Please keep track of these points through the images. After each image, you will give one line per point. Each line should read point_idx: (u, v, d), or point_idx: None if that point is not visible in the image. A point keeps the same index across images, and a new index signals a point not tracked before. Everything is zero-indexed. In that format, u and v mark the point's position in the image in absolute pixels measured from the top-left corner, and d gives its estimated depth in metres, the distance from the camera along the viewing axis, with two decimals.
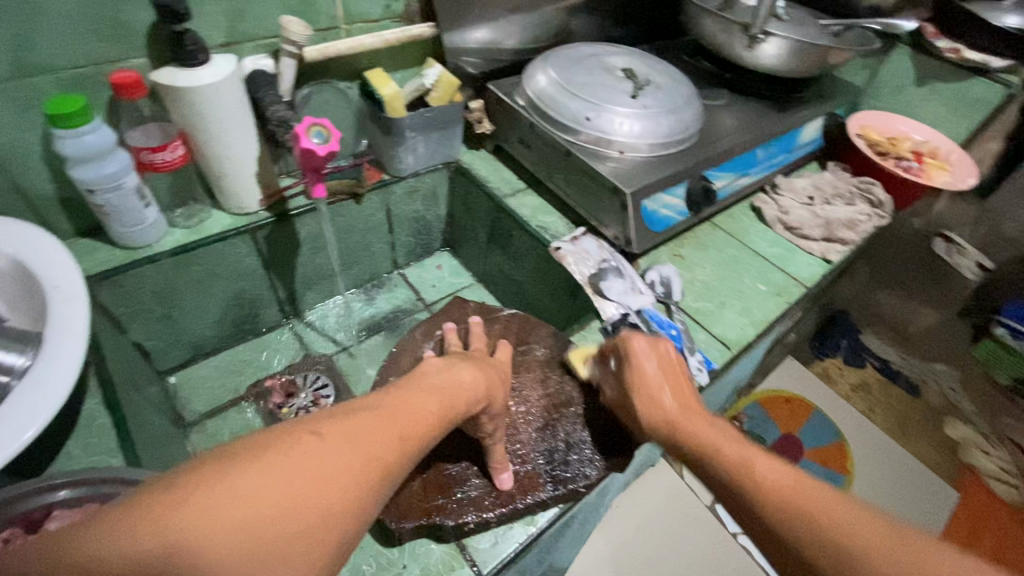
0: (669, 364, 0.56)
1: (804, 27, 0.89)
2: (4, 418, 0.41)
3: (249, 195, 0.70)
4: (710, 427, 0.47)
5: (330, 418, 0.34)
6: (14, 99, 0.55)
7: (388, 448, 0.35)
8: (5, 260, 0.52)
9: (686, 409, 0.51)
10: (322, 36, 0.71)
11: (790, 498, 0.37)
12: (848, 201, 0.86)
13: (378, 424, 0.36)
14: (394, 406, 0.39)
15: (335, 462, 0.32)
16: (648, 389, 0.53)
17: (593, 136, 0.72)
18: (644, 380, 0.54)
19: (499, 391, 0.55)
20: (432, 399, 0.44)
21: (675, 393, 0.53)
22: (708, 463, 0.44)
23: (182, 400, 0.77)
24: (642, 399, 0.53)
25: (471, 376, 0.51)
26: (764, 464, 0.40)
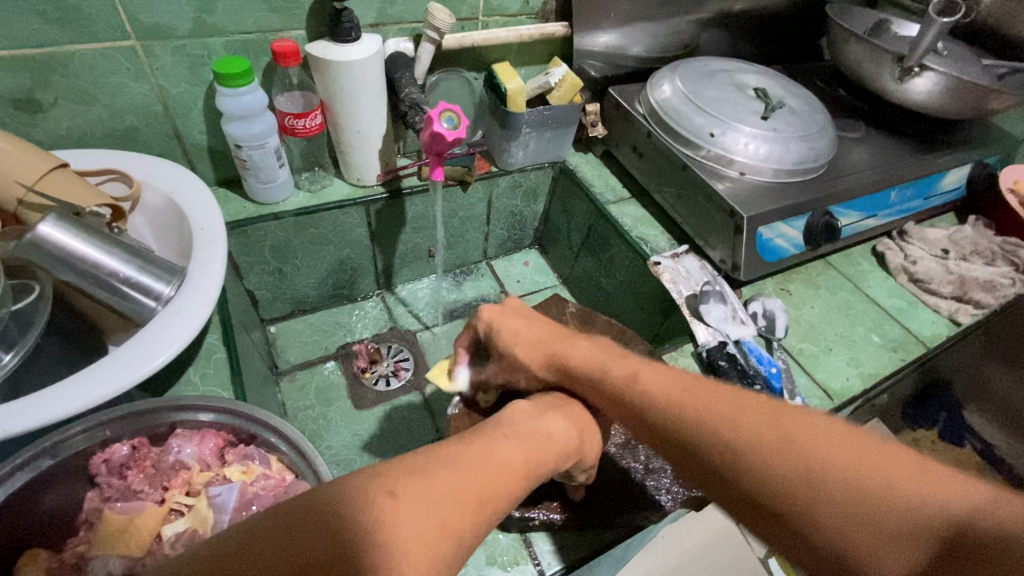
0: (525, 316, 0.55)
1: (965, 64, 0.81)
2: (147, 339, 0.45)
3: (369, 169, 0.74)
4: (609, 359, 0.46)
5: (405, 471, 0.31)
6: (190, 56, 0.60)
7: (464, 516, 0.31)
8: (163, 198, 0.58)
9: (558, 340, 0.51)
10: (461, 25, 0.73)
11: (693, 411, 0.37)
12: (988, 261, 0.77)
13: (452, 482, 0.31)
14: (478, 456, 0.34)
15: (409, 524, 0.28)
16: (517, 342, 0.52)
17: (714, 153, 0.69)
18: (516, 342, 0.53)
19: (593, 443, 0.48)
20: (516, 451, 0.37)
21: (548, 334, 0.52)
22: (611, 386, 0.44)
23: (278, 348, 0.83)
24: (518, 353, 0.52)
25: (562, 432, 0.43)
26: (660, 380, 0.41)
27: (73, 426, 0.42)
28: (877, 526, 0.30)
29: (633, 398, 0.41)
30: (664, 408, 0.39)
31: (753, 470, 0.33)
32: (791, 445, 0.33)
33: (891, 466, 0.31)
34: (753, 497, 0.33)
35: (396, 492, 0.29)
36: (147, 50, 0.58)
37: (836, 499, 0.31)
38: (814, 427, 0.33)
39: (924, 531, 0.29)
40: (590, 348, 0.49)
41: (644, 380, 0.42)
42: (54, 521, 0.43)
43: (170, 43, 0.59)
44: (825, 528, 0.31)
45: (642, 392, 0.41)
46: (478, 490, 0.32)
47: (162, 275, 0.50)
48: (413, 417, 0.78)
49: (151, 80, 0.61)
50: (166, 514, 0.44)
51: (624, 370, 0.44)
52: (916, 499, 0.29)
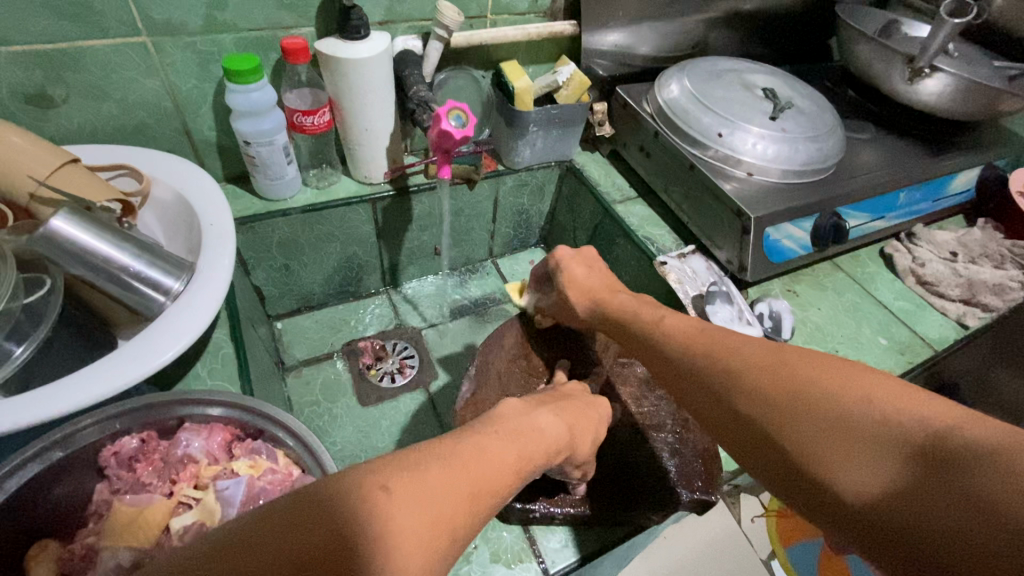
0: (590, 262, 0.63)
1: (976, 66, 0.80)
2: (156, 333, 0.45)
3: (376, 166, 0.74)
4: (646, 311, 0.52)
5: (400, 465, 0.31)
6: (200, 52, 0.61)
7: (456, 515, 0.30)
8: (172, 193, 0.59)
9: (605, 289, 0.59)
10: (470, 24, 0.73)
11: (710, 350, 0.41)
12: (998, 264, 0.77)
13: (446, 480, 0.31)
14: (473, 451, 0.35)
15: (404, 522, 0.28)
16: (574, 279, 0.61)
17: (722, 153, 0.69)
18: (575, 279, 0.60)
19: (586, 438, 0.48)
20: (508, 448, 0.37)
21: (603, 283, 0.60)
22: (643, 335, 0.49)
23: (284, 344, 0.83)
24: (574, 291, 0.60)
25: (553, 429, 0.43)
26: (691, 330, 0.45)
27: (83, 419, 0.42)
28: (849, 432, 0.31)
29: (661, 341, 0.46)
30: (686, 352, 0.43)
31: (745, 388, 0.36)
32: (786, 368, 0.35)
33: (878, 387, 0.32)
34: (746, 416, 0.36)
35: (390, 490, 0.29)
36: (158, 46, 0.58)
37: (819, 412, 0.32)
38: (808, 357, 0.36)
39: (899, 442, 0.29)
40: (627, 299, 0.56)
41: (674, 330, 0.46)
42: (63, 512, 0.44)
43: (180, 39, 0.59)
44: (803, 434, 0.32)
45: (672, 339, 0.45)
46: (470, 488, 0.32)
47: (171, 271, 0.50)
48: (418, 414, 0.78)
49: (162, 76, 0.61)
50: (173, 507, 0.45)
51: (658, 321, 0.49)
52: (896, 415, 0.30)
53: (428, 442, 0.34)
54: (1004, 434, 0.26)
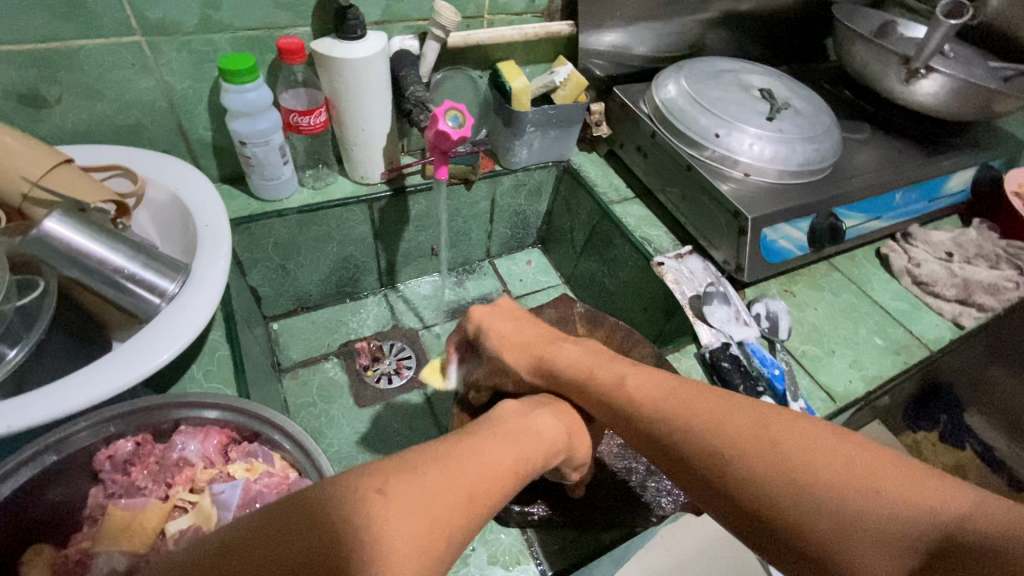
0: (519, 316, 0.54)
1: (971, 66, 0.80)
2: (151, 335, 0.45)
3: (373, 166, 0.74)
4: (601, 363, 0.47)
5: (396, 469, 0.31)
6: (195, 51, 0.60)
7: (454, 513, 0.30)
8: (168, 194, 0.58)
9: (545, 341, 0.51)
10: (467, 24, 0.73)
11: (687, 419, 0.38)
12: (992, 264, 0.77)
13: (442, 480, 0.31)
14: (469, 453, 0.34)
15: (400, 529, 0.28)
16: (503, 339, 0.51)
17: (719, 154, 0.69)
18: (502, 340, 0.52)
19: (583, 444, 0.47)
20: (502, 449, 0.37)
21: (537, 334, 0.52)
22: (603, 394, 0.44)
23: (280, 345, 0.83)
24: (505, 352, 0.51)
25: (550, 428, 0.43)
26: (653, 387, 0.42)
27: (78, 422, 0.42)
28: (860, 526, 0.30)
29: (625, 403, 0.42)
30: (664, 418, 0.40)
31: (745, 473, 0.34)
32: (784, 454, 0.34)
33: (874, 471, 0.32)
34: (746, 500, 0.34)
35: (384, 494, 0.29)
36: (153, 46, 0.58)
37: (819, 503, 0.31)
38: (803, 435, 0.35)
39: (908, 535, 0.29)
40: (575, 348, 0.49)
41: (639, 388, 0.43)
42: (58, 516, 0.43)
43: (176, 39, 0.58)
44: (814, 527, 0.31)
45: (643, 399, 0.42)
46: (468, 488, 0.32)
47: (167, 272, 0.50)
48: (416, 415, 0.78)
49: (157, 76, 0.61)
50: (170, 511, 0.44)
51: (615, 374, 0.45)
52: (899, 503, 0.30)
53: (423, 445, 0.34)
54: (1005, 520, 0.28)
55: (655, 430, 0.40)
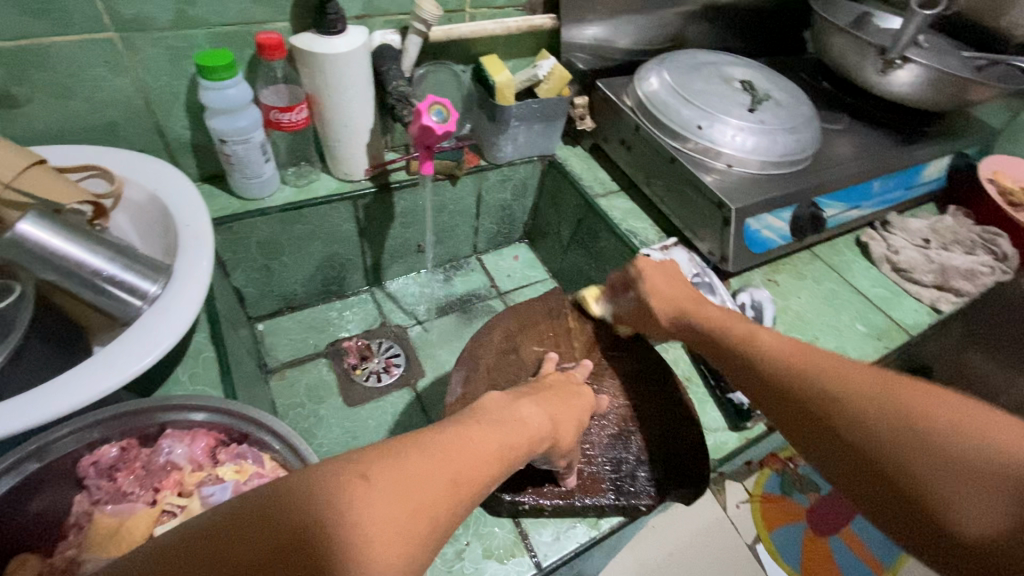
0: (673, 274, 0.59)
1: (945, 56, 0.82)
2: (133, 338, 0.44)
3: (356, 163, 0.73)
4: (734, 323, 0.49)
5: (379, 455, 0.30)
6: (171, 48, 0.59)
7: (438, 500, 0.30)
8: (147, 195, 0.57)
9: (693, 303, 0.55)
10: (448, 18, 0.72)
11: (807, 364, 0.40)
12: (968, 250, 0.79)
13: (427, 466, 0.31)
14: (455, 441, 0.34)
15: (380, 518, 0.27)
16: (655, 291, 0.57)
17: (702, 145, 0.70)
18: (654, 290, 0.57)
19: (569, 429, 0.47)
20: (489, 437, 0.37)
21: (685, 294, 0.56)
22: (728, 346, 0.47)
23: (266, 346, 0.82)
24: (655, 301, 0.57)
25: (535, 417, 0.43)
26: (779, 342, 0.44)
27: (61, 427, 0.41)
28: (960, 467, 0.31)
29: (750, 352, 0.45)
30: (775, 364, 0.42)
31: (851, 409, 0.36)
32: (897, 398, 0.35)
33: (985, 424, 0.32)
34: (844, 433, 0.36)
35: (366, 481, 0.28)
36: (127, 42, 0.57)
37: (922, 441, 0.33)
38: (917, 385, 0.36)
39: (1006, 478, 0.30)
40: (722, 313, 0.52)
41: (761, 338, 0.45)
42: (43, 524, 0.43)
43: (150, 35, 0.57)
44: (909, 463, 0.33)
45: (759, 349, 0.44)
46: (452, 475, 0.32)
47: (148, 274, 0.49)
48: (406, 413, 0.78)
49: (132, 74, 0.59)
50: (158, 516, 0.44)
51: (746, 330, 0.47)
52: (1000, 450, 0.31)
53: (411, 432, 0.33)
54: None
55: (767, 376, 0.42)
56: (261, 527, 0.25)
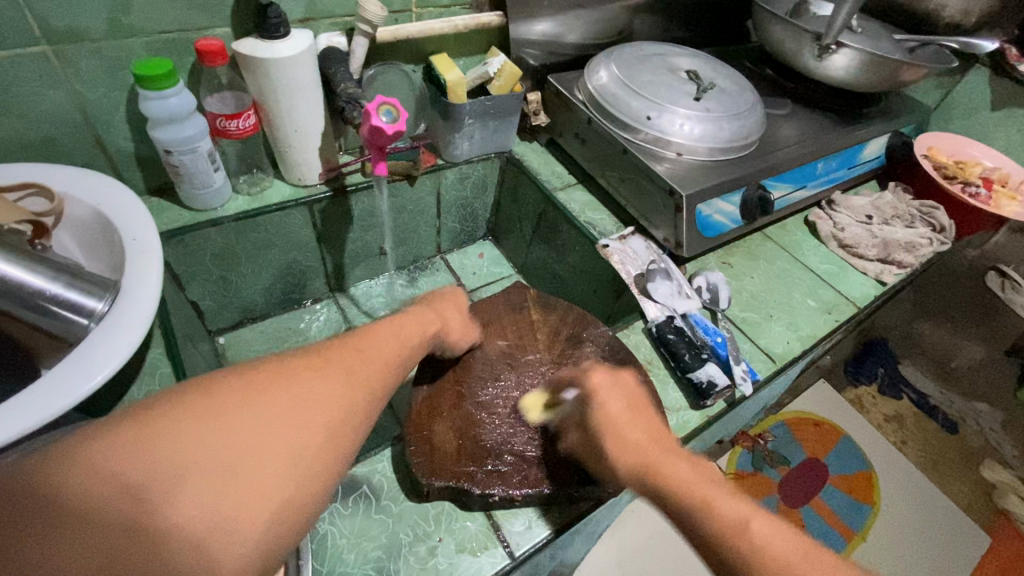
0: (635, 401, 0.46)
1: (878, 40, 0.85)
2: (80, 358, 0.43)
3: (309, 168, 0.73)
4: (711, 489, 0.36)
5: (318, 350, 0.34)
6: (106, 58, 0.57)
7: (371, 374, 0.35)
8: (90, 211, 0.56)
9: (658, 449, 0.41)
10: (395, 18, 0.72)
11: None
12: (908, 223, 0.83)
13: (355, 356, 0.35)
14: (370, 335, 0.39)
15: (265, 431, 0.27)
16: (615, 429, 0.43)
17: (652, 135, 0.72)
18: (610, 426, 0.43)
19: (454, 316, 0.52)
20: (383, 356, 0.37)
21: (649, 438, 0.42)
22: (711, 535, 0.34)
23: (229, 359, 0.80)
24: (615, 445, 0.42)
25: (422, 318, 0.47)
26: (787, 546, 0.33)
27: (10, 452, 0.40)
28: None
29: (741, 554, 0.33)
30: None
31: None
32: None
33: None
34: None
35: (248, 392, 0.28)
36: (61, 55, 0.55)
37: None
38: None
39: None
40: (699, 470, 0.38)
41: (761, 534, 0.33)
42: None
43: (84, 46, 0.55)
44: None
45: (763, 556, 0.32)
46: (346, 395, 0.32)
47: (94, 291, 0.47)
48: None
49: (66, 86, 0.57)
50: None
51: (730, 509, 0.35)
52: None
53: (304, 348, 0.34)
54: None
55: None
56: (190, 410, 0.27)
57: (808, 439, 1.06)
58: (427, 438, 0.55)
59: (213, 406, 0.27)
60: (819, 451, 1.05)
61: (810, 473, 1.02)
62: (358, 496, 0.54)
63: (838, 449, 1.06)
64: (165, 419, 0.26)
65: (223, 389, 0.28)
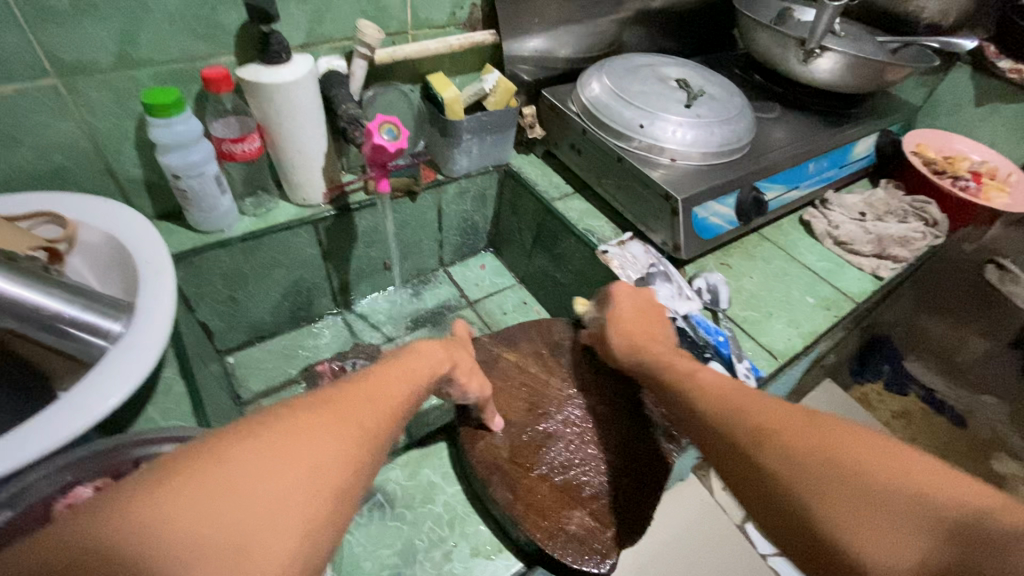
0: (646, 305, 0.61)
1: (861, 42, 0.88)
2: (99, 379, 0.44)
3: (313, 188, 0.74)
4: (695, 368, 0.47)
5: (318, 400, 0.32)
6: (115, 89, 0.60)
7: (374, 421, 0.33)
8: (101, 236, 0.57)
9: (648, 337, 0.57)
10: (391, 41, 0.74)
11: (722, 398, 0.41)
12: (901, 219, 0.85)
13: (357, 399, 0.34)
14: (375, 379, 0.37)
15: (276, 500, 0.26)
16: (620, 322, 0.59)
17: (645, 143, 0.73)
18: (616, 320, 0.60)
19: (460, 357, 0.50)
20: (393, 400, 0.36)
21: (643, 333, 0.58)
22: (670, 385, 0.47)
23: (238, 378, 0.81)
24: (614, 330, 0.59)
25: (430, 350, 0.45)
26: (715, 379, 0.44)
27: (31, 473, 0.41)
28: (866, 494, 0.31)
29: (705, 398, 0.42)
30: (704, 396, 0.42)
31: (768, 438, 0.36)
32: (809, 428, 0.35)
33: (911, 462, 0.32)
34: (758, 461, 0.35)
35: (256, 457, 0.27)
36: (70, 87, 0.57)
37: (839, 474, 0.32)
38: (838, 422, 0.35)
39: (919, 514, 0.29)
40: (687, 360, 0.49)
41: (700, 376, 0.45)
42: None
43: (93, 77, 0.57)
44: (828, 493, 0.32)
45: (694, 383, 0.45)
46: (354, 449, 0.31)
47: (110, 313, 0.49)
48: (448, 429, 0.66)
49: (76, 117, 0.59)
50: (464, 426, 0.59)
51: (685, 367, 0.48)
52: (914, 480, 0.31)
53: (308, 398, 0.32)
54: (1010, 518, 0.28)
55: (689, 401, 0.44)
56: (188, 486, 0.25)
57: None
58: (569, 533, 0.52)
59: (221, 478, 0.25)
60: None
61: None
62: (372, 505, 0.56)
63: None
64: (175, 495, 0.24)
65: (222, 456, 0.26)
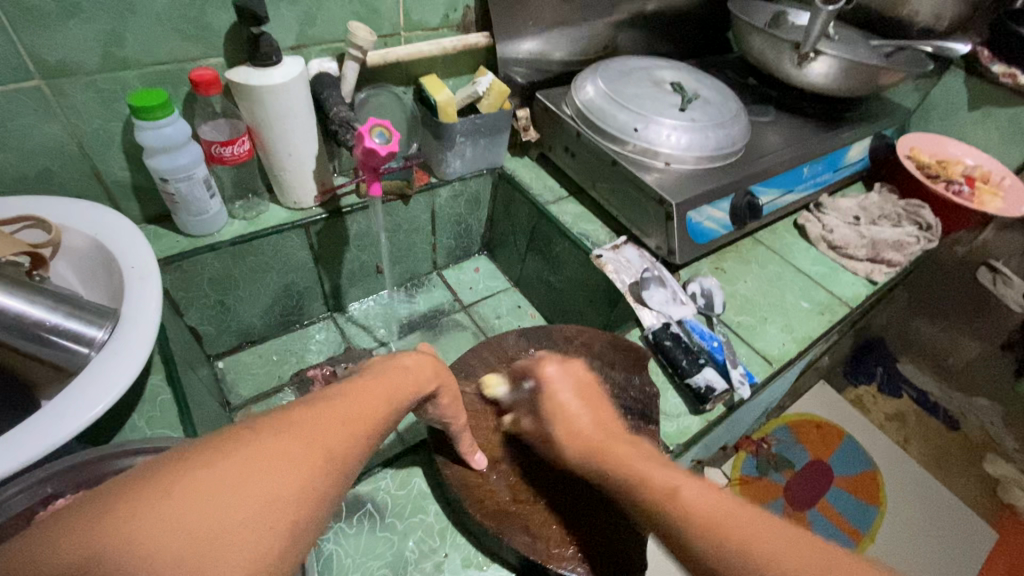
0: (584, 387, 0.51)
1: (854, 46, 0.88)
2: (81, 388, 0.43)
3: (304, 190, 0.74)
4: (647, 466, 0.39)
5: (281, 416, 0.31)
6: (101, 91, 0.58)
7: (342, 440, 0.32)
8: (86, 241, 0.56)
9: (607, 438, 0.44)
10: (384, 42, 0.74)
11: (731, 539, 0.32)
12: (895, 223, 0.85)
13: (326, 415, 0.32)
14: (349, 394, 0.35)
15: (223, 528, 0.25)
16: (564, 415, 0.48)
17: (640, 146, 0.73)
18: (556, 409, 0.49)
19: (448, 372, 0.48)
20: (367, 415, 0.35)
21: (596, 425, 0.46)
22: (646, 502, 0.37)
23: (228, 383, 0.81)
24: (566, 434, 0.46)
25: (417, 363, 0.44)
26: (705, 500, 0.35)
27: (9, 486, 0.40)
28: None
29: (675, 518, 0.35)
30: (707, 531, 0.33)
31: None
32: None
33: None
34: None
35: (205, 480, 0.26)
36: (55, 89, 0.56)
37: None
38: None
39: None
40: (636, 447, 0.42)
41: (685, 493, 0.35)
42: None
43: (78, 80, 0.56)
44: None
45: (681, 508, 0.35)
46: (315, 470, 0.29)
47: (93, 320, 0.48)
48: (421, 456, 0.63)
49: (61, 120, 0.58)
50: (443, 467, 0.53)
51: (661, 478, 0.37)
52: None
53: (273, 414, 0.31)
54: None
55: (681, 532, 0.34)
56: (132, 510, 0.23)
57: (810, 441, 1.06)
58: (594, 554, 0.50)
59: (166, 501, 0.24)
60: (821, 452, 1.05)
61: (817, 476, 1.02)
62: (362, 514, 0.55)
63: (840, 450, 1.06)
64: (116, 520, 0.23)
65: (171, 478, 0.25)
